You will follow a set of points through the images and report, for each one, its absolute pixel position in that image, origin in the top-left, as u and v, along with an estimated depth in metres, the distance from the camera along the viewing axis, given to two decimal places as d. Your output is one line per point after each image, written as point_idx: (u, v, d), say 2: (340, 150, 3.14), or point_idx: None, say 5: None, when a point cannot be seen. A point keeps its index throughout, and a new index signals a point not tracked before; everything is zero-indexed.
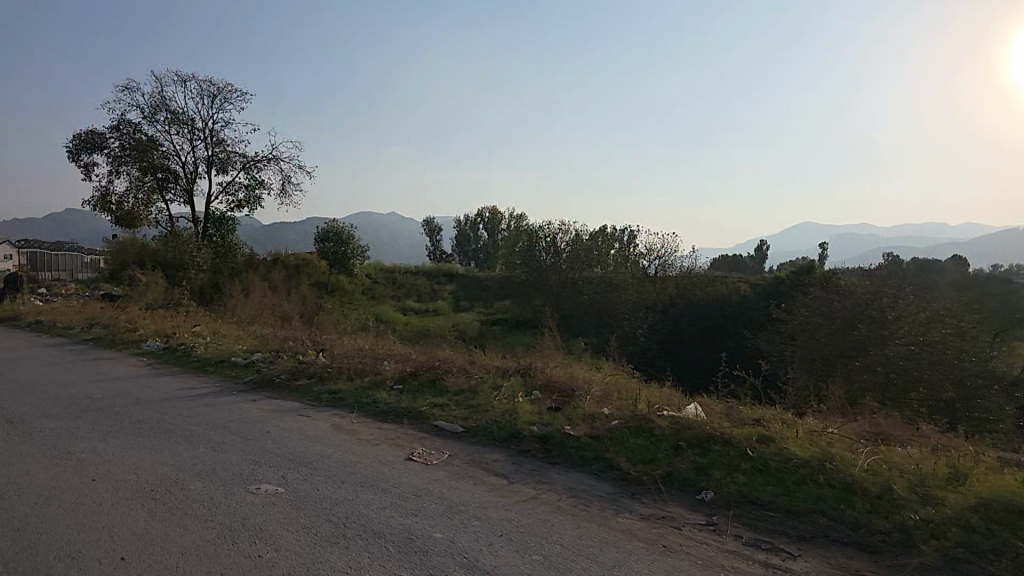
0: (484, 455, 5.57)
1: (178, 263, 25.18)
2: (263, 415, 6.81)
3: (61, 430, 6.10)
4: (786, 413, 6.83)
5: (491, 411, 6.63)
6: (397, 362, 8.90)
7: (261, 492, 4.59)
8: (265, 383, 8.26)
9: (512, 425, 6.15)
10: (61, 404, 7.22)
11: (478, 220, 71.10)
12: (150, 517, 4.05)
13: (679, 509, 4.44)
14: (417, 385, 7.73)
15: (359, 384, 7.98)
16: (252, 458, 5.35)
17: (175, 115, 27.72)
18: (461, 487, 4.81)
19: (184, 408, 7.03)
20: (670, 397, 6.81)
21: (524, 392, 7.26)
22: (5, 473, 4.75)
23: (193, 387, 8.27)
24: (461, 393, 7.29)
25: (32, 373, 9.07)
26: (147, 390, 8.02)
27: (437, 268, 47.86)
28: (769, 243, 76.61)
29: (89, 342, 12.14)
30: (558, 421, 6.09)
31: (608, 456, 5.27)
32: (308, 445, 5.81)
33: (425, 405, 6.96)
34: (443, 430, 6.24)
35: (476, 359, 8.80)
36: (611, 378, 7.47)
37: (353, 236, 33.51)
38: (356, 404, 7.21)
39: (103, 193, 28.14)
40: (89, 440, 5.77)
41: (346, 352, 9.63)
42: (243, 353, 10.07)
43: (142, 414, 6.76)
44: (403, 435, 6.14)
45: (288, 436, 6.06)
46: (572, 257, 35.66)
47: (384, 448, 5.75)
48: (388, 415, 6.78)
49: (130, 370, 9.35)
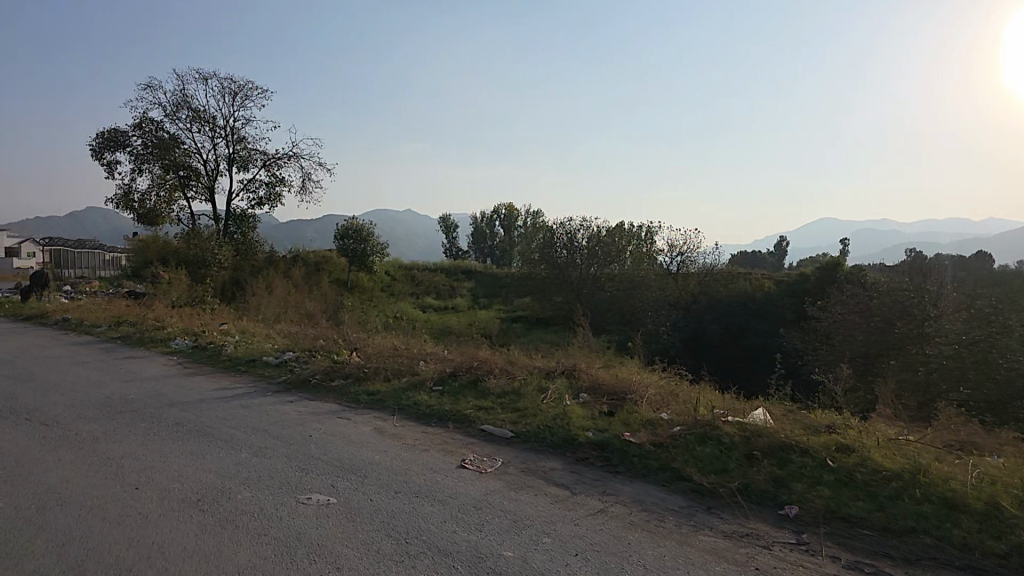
0: (541, 462, 5.25)
1: (199, 261, 24.99)
2: (302, 417, 6.56)
3: (97, 433, 5.88)
4: (852, 418, 6.45)
5: (540, 415, 6.31)
6: (434, 362, 8.63)
7: (313, 503, 4.31)
8: (299, 383, 8.02)
9: (565, 430, 5.83)
10: (95, 406, 7.03)
11: (494, 217, 70.92)
12: (201, 531, 3.79)
13: (763, 526, 4.10)
14: (458, 386, 7.45)
15: (397, 385, 7.71)
16: (298, 465, 5.09)
17: (196, 113, 27.72)
18: (523, 498, 4.50)
19: (221, 410, 6.79)
20: (729, 402, 6.46)
21: (571, 394, 6.92)
22: (44, 481, 4.53)
23: (226, 387, 8.04)
24: (505, 395, 6.97)
25: (62, 373, 8.92)
26: (180, 391, 7.80)
27: (455, 265, 47.69)
28: (788, 239, 75.58)
29: (117, 339, 12.04)
30: (614, 426, 5.77)
31: (675, 465, 4.93)
32: (352, 450, 5.54)
33: (470, 408, 6.67)
34: (492, 435, 5.94)
35: (516, 359, 8.51)
36: (663, 380, 7.14)
37: (372, 233, 33.38)
38: (397, 407, 6.95)
39: (125, 191, 28.25)
40: (126, 444, 5.55)
41: (380, 351, 9.37)
42: (274, 352, 9.86)
43: (178, 417, 6.54)
44: (451, 439, 5.86)
45: (331, 440, 5.80)
46: (593, 254, 35.24)
47: (432, 454, 5.46)
48: (433, 418, 6.49)
49: (161, 370, 9.18)
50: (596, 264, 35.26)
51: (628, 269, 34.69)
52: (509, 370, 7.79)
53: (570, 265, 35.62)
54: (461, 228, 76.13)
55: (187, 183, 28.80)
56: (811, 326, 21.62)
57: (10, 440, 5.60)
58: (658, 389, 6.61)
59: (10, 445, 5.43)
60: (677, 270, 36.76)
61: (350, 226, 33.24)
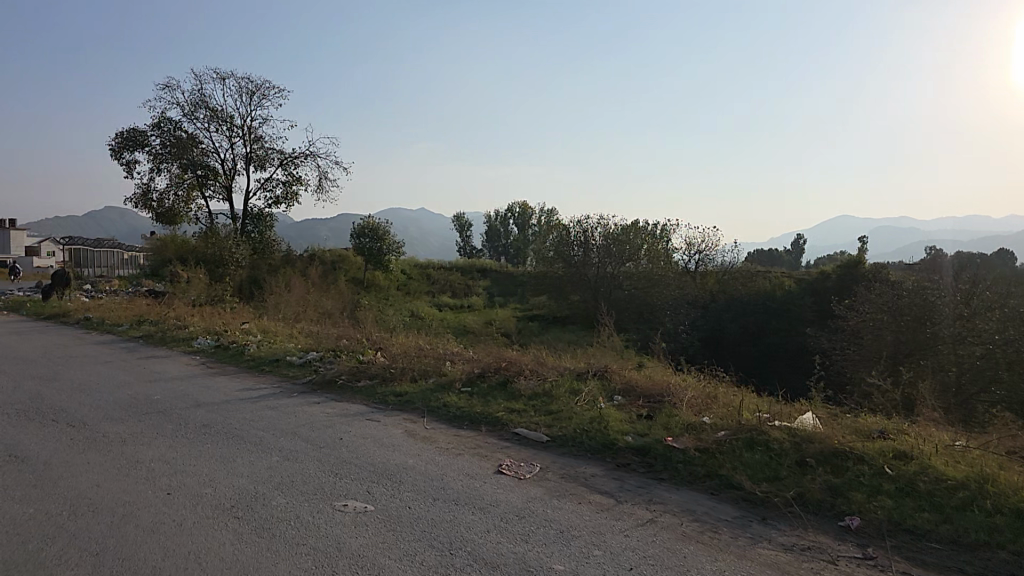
0: (580, 468, 5.06)
1: (216, 260, 25.02)
2: (331, 419, 6.42)
3: (125, 435, 5.78)
4: (902, 422, 6.17)
5: (575, 418, 6.11)
6: (461, 363, 8.46)
7: (350, 511, 4.16)
8: (325, 384, 7.89)
9: (603, 434, 5.64)
10: (121, 406, 6.94)
11: (508, 215, 70.79)
12: (237, 540, 3.64)
13: (825, 539, 3.86)
14: (487, 387, 7.28)
15: (425, 386, 7.56)
16: (331, 470, 4.94)
17: (214, 112, 27.80)
18: (566, 506, 4.30)
19: (248, 412, 6.67)
20: (772, 405, 6.23)
21: (605, 397, 6.72)
22: (73, 485, 4.41)
23: (251, 387, 7.94)
24: (537, 397, 6.77)
25: (86, 372, 8.86)
26: (204, 391, 7.70)
27: (470, 264, 47.63)
28: (805, 237, 74.63)
29: (140, 338, 12.03)
30: (655, 430, 5.55)
31: (724, 472, 4.72)
32: (384, 453, 5.38)
33: (501, 410, 6.50)
34: (527, 438, 5.76)
35: (545, 360, 8.32)
36: (700, 382, 6.92)
37: (388, 232, 33.32)
38: (426, 408, 6.79)
39: (144, 190, 28.44)
40: (155, 446, 5.44)
41: (405, 351, 9.22)
42: (298, 352, 9.75)
43: (205, 418, 6.43)
44: (484, 443, 5.68)
45: (363, 443, 5.65)
46: (609, 252, 34.95)
47: (467, 458, 5.29)
48: (464, 421, 6.32)
49: (185, 370, 9.10)
50: (614, 262, 34.91)
51: (645, 267, 34.38)
52: (538, 371, 7.60)
53: (587, 263, 35.38)
54: (475, 227, 76.04)
55: (205, 183, 28.92)
56: (838, 326, 21.14)
57: (38, 441, 5.52)
58: (696, 392, 6.40)
59: (38, 447, 5.35)
60: (696, 267, 36.12)
61: (366, 225, 33.23)
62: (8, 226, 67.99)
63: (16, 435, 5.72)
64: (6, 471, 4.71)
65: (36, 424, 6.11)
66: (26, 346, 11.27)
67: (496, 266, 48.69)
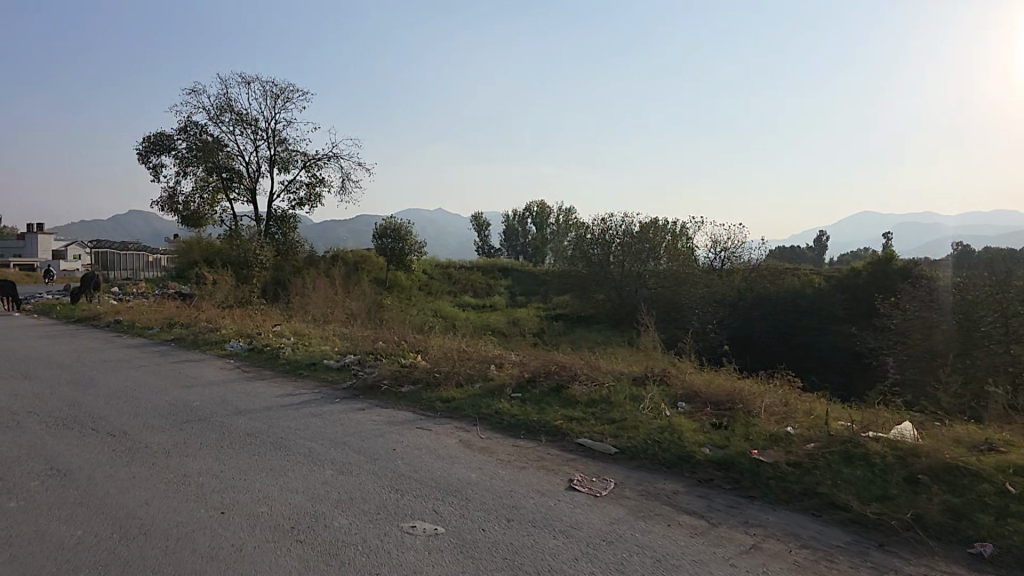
0: (660, 485, 4.66)
1: (241, 261, 24.87)
2: (379, 427, 6.06)
3: (168, 446, 5.49)
4: (1000, 431, 5.65)
5: (642, 427, 5.69)
6: (508, 366, 8.05)
7: (419, 533, 3.78)
8: (367, 389, 7.55)
9: (678, 446, 5.23)
10: (160, 414, 6.66)
11: (526, 215, 70.36)
12: (304, 567, 3.30)
13: (958, 570, 3.42)
14: (540, 393, 6.88)
15: (473, 391, 7.16)
16: (389, 485, 4.57)
17: (239, 115, 27.79)
18: (656, 529, 3.91)
19: (292, 419, 6.36)
20: (856, 415, 5.80)
21: (670, 405, 6.28)
22: (121, 505, 4.11)
23: (291, 393, 7.63)
24: (596, 405, 6.36)
25: (122, 378, 8.63)
26: (244, 397, 7.41)
27: (490, 263, 47.28)
28: (829, 234, 73.16)
29: (172, 342, 11.83)
30: (735, 444, 5.13)
31: (824, 491, 4.32)
32: (444, 466, 5.02)
33: (560, 417, 6.09)
34: (594, 449, 5.36)
35: (596, 362, 7.86)
36: (770, 388, 6.48)
37: (410, 232, 33.05)
38: (477, 415, 6.39)
39: (170, 193, 28.55)
40: (201, 458, 5.14)
41: (447, 354, 8.83)
42: (335, 356, 9.42)
43: (248, 427, 6.13)
44: (548, 454, 5.29)
45: (417, 454, 5.27)
46: (634, 251, 34.40)
47: (533, 472, 4.90)
48: (521, 429, 5.93)
49: (221, 374, 8.84)
50: (642, 259, 34.44)
51: (671, 266, 33.73)
52: (593, 374, 7.16)
53: (611, 261, 35.00)
54: (494, 226, 75.75)
55: (230, 185, 28.94)
56: (885, 325, 20.58)
57: (80, 453, 5.25)
58: (772, 399, 5.96)
59: (80, 459, 5.08)
60: (723, 266, 35.82)
61: (389, 225, 33.07)
62: (36, 230, 69.21)
63: (58, 446, 5.47)
64: (50, 487, 4.44)
65: (77, 433, 5.86)
66: (59, 351, 11.11)
67: (517, 266, 48.27)
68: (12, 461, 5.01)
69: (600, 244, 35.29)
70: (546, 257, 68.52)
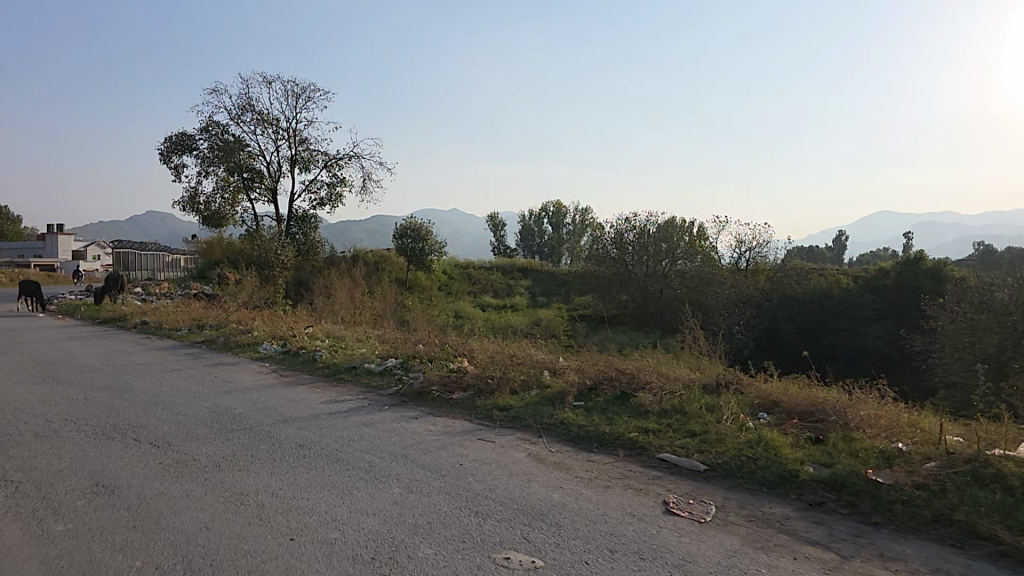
0: (767, 510, 4.20)
1: (263, 260, 24.58)
2: (438, 438, 5.64)
3: (218, 458, 5.11)
4: None
5: (730, 442, 5.23)
6: (563, 372, 7.58)
7: (515, 566, 3.35)
8: (416, 396, 7.15)
9: (776, 464, 4.76)
10: (203, 422, 6.30)
11: (543, 215, 69.79)
12: None
13: None
14: (604, 401, 6.42)
15: (530, 399, 6.71)
16: (467, 506, 4.14)
17: (261, 115, 27.61)
18: (782, 564, 3.46)
19: (344, 429, 5.97)
20: (965, 432, 5.32)
21: (752, 417, 5.81)
22: (178, 530, 3.71)
23: (335, 400, 7.23)
24: (670, 415, 5.90)
25: (156, 382, 8.30)
26: (288, 404, 7.03)
27: (509, 263, 46.89)
28: (847, 235, 72.19)
29: (202, 344, 11.52)
30: (844, 463, 4.69)
31: (961, 518, 3.88)
32: (521, 482, 4.58)
33: (634, 429, 5.64)
34: (680, 465, 4.90)
35: (659, 367, 7.37)
36: (858, 399, 5.99)
37: (430, 232, 32.70)
38: (541, 425, 5.93)
39: (192, 194, 28.42)
40: (256, 473, 4.74)
41: (495, 357, 8.37)
42: (375, 359, 9.02)
43: (299, 437, 5.75)
44: (631, 472, 4.83)
45: (487, 469, 4.83)
46: (659, 251, 33.92)
47: (620, 492, 4.44)
48: (593, 441, 5.48)
49: (259, 379, 8.49)
50: (668, 258, 34.04)
51: (695, 266, 33.13)
52: (660, 381, 6.67)
53: (635, 261, 34.46)
54: (510, 226, 75.41)
55: (251, 185, 28.78)
56: (931, 328, 19.99)
57: (126, 466, 4.88)
58: (869, 412, 5.48)
59: (127, 474, 4.70)
60: (748, 263, 34.83)
61: (409, 226, 32.74)
62: (55, 231, 69.76)
63: (101, 457, 5.10)
64: (98, 507, 4.06)
65: (119, 443, 5.52)
66: (88, 353, 10.80)
67: (537, 266, 47.79)
68: (54, 476, 4.63)
69: (623, 244, 34.81)
70: (563, 257, 68.08)
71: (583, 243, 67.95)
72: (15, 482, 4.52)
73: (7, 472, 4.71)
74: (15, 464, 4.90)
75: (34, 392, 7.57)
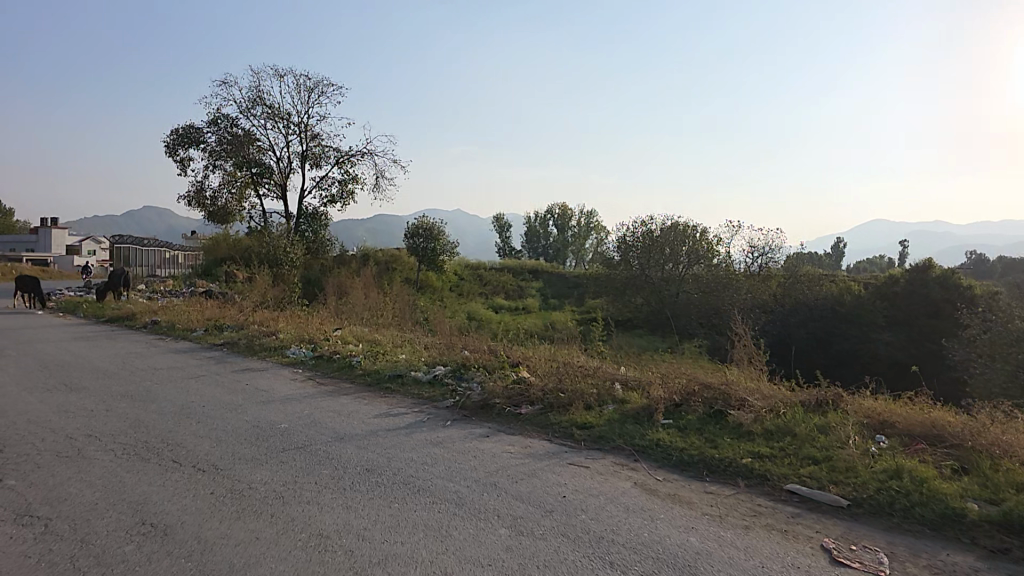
0: (949, 559, 3.52)
1: (272, 258, 23.86)
2: (524, 462, 4.99)
3: (279, 487, 4.42)
4: None
5: (864, 469, 4.57)
6: (636, 385, 6.97)
7: None
8: (480, 410, 6.55)
9: (934, 500, 4.09)
10: (248, 439, 5.60)
11: (548, 217, 69.36)
12: None
13: None
14: (697, 419, 5.77)
15: (610, 415, 6.07)
16: (596, 554, 3.46)
17: (271, 109, 26.99)
18: None
19: (412, 451, 5.31)
20: None
21: (872, 441, 5.15)
22: None
23: (389, 414, 6.58)
24: (781, 438, 5.24)
25: (183, 390, 7.59)
26: (338, 418, 6.38)
27: (519, 265, 46.44)
28: (848, 242, 72.19)
29: (225, 345, 10.89)
30: (1013, 500, 4.03)
31: None
32: (644, 522, 3.88)
33: (745, 454, 4.98)
34: (816, 500, 4.25)
35: (744, 381, 6.76)
36: (989, 419, 5.36)
37: (442, 232, 31.88)
38: (633, 448, 5.30)
39: (199, 188, 27.75)
40: (330, 509, 4.04)
41: (556, 367, 7.76)
42: (421, 367, 8.42)
43: (363, 460, 5.07)
44: (763, 508, 4.16)
45: (598, 503, 4.16)
46: (675, 254, 33.45)
47: (763, 535, 3.77)
48: (701, 468, 4.82)
49: (295, 387, 7.85)
50: (681, 262, 33.51)
51: (711, 269, 32.65)
52: (754, 398, 6.05)
53: (649, 264, 34.00)
54: (514, 228, 74.94)
55: (259, 181, 28.11)
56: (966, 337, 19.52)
57: (173, 498, 4.18)
58: (1015, 438, 4.82)
59: (176, 509, 4.00)
60: (759, 268, 34.15)
61: (420, 225, 31.91)
62: (50, 225, 68.45)
63: (141, 486, 4.40)
64: (150, 555, 3.37)
65: (160, 467, 4.82)
66: (100, 355, 10.06)
67: (547, 267, 47.51)
68: (90, 511, 3.93)
69: (635, 245, 34.36)
70: (568, 259, 67.65)
71: (588, 245, 67.55)
72: (44, 519, 3.82)
73: (33, 506, 4.01)
74: (40, 495, 4.20)
75: (47, 402, 6.81)
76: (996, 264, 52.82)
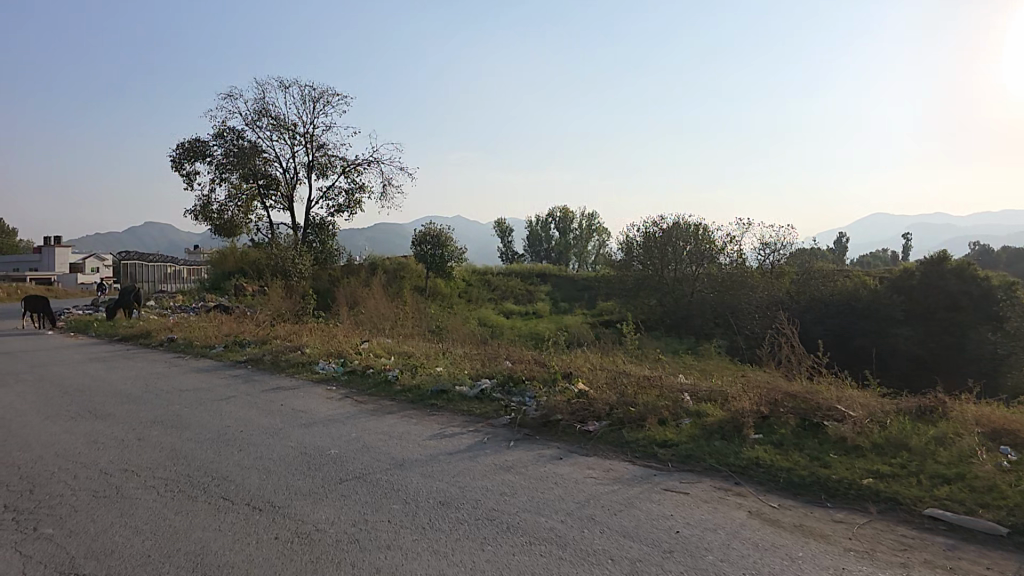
0: None
1: (281, 270, 23.39)
2: (615, 489, 4.45)
3: (349, 530, 3.86)
4: None
5: (1010, 489, 4.02)
6: (707, 396, 6.43)
7: None
8: (543, 428, 6.01)
9: None
10: (301, 470, 5.07)
11: (550, 220, 68.86)
12: None
13: None
14: (792, 433, 5.24)
15: (691, 431, 5.53)
16: None
17: (277, 120, 26.58)
18: None
19: (485, 479, 4.76)
20: None
21: (999, 453, 4.62)
22: None
23: (444, 435, 6.03)
24: (897, 454, 4.68)
25: (214, 414, 7.04)
26: (389, 441, 5.84)
27: (525, 268, 45.94)
28: (849, 236, 71.83)
29: (249, 362, 10.38)
30: None
31: None
32: (785, 564, 3.32)
33: (863, 473, 4.45)
34: (967, 528, 3.71)
35: (829, 389, 6.22)
36: None
37: (450, 239, 31.40)
38: (731, 468, 4.74)
39: (205, 202, 27.32)
40: (415, 556, 3.49)
41: (613, 377, 7.23)
42: (466, 381, 7.87)
43: (433, 492, 4.52)
44: (911, 540, 3.62)
45: (721, 541, 3.60)
46: (687, 255, 32.94)
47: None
48: (818, 492, 4.28)
49: (333, 407, 7.32)
50: (694, 261, 32.92)
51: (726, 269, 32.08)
52: (849, 408, 5.51)
53: (663, 264, 33.42)
54: (516, 232, 74.51)
55: (266, 193, 27.66)
56: None
57: (234, 546, 3.64)
58: None
59: (242, 561, 3.46)
60: (771, 265, 32.35)
61: (428, 232, 31.50)
62: (50, 243, 67.86)
63: (195, 531, 3.86)
64: None
65: (212, 506, 4.29)
66: (120, 377, 9.51)
67: (554, 271, 47.02)
68: (144, 567, 3.39)
69: (645, 246, 33.82)
70: (571, 262, 67.10)
71: (589, 248, 67.06)
72: None
73: (77, 561, 3.47)
74: (83, 547, 3.66)
75: (73, 432, 6.28)
76: (1001, 257, 52.56)
